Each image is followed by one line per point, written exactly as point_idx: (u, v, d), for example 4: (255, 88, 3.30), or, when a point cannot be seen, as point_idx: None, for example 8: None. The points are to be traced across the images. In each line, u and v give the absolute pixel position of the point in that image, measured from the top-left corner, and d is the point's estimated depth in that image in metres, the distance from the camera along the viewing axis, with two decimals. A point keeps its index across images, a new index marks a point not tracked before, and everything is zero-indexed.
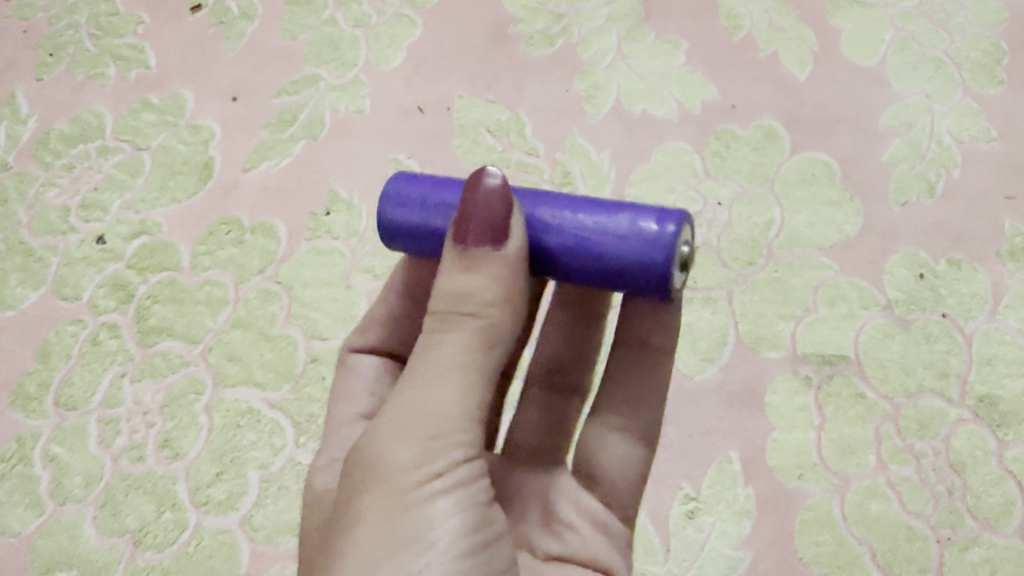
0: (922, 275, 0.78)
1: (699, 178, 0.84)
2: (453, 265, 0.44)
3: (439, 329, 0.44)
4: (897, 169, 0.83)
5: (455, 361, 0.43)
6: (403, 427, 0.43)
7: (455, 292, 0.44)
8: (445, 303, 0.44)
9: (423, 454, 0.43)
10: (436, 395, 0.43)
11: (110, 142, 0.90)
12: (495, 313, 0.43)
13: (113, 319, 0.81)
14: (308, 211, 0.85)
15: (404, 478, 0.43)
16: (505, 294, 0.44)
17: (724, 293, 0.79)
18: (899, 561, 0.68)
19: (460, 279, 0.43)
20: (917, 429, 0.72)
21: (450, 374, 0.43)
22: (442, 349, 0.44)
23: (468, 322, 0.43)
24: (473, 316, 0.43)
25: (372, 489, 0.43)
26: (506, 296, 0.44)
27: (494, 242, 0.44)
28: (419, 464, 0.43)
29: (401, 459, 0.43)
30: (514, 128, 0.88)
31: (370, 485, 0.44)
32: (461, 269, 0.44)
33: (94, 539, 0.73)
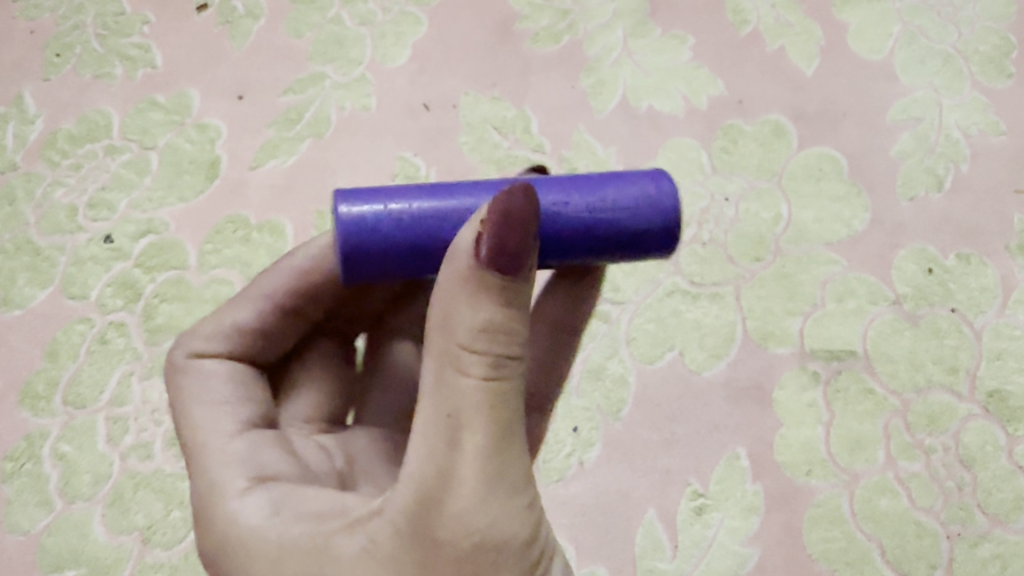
0: (931, 270, 0.78)
1: (706, 174, 0.84)
2: (468, 298, 0.38)
3: (488, 379, 0.38)
4: (905, 164, 0.82)
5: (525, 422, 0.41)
6: (497, 490, 0.38)
7: (499, 329, 0.38)
8: (488, 348, 0.38)
9: (529, 519, 0.40)
10: (515, 453, 0.39)
11: (117, 141, 0.90)
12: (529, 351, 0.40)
13: (121, 318, 0.81)
14: (315, 209, 0.85)
15: (516, 550, 0.39)
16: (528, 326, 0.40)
17: (731, 289, 0.78)
18: (909, 557, 0.68)
19: (495, 313, 0.38)
20: (926, 425, 0.72)
21: (517, 437, 0.39)
22: (505, 402, 0.38)
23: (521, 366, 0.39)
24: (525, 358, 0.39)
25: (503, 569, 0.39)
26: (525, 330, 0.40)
27: (516, 266, 0.38)
28: (526, 528, 0.39)
29: (518, 527, 0.39)
30: (520, 125, 0.88)
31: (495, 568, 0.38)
32: (493, 307, 0.38)
33: (103, 537, 0.73)
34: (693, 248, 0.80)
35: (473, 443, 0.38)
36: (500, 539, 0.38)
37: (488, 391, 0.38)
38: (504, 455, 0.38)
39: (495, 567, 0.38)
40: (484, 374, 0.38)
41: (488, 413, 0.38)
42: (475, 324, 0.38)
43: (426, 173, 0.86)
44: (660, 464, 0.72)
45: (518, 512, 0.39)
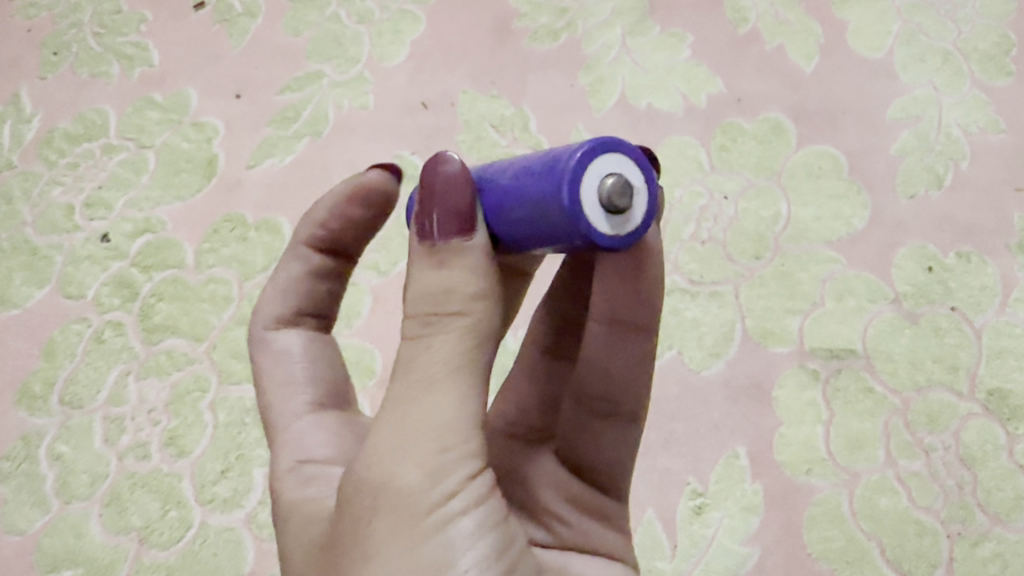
0: (931, 268, 0.77)
1: (705, 172, 0.84)
2: (424, 263, 0.40)
3: (421, 332, 0.39)
4: (905, 162, 0.82)
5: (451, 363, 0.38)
6: (401, 436, 0.38)
7: (435, 288, 0.39)
8: (421, 304, 0.39)
9: (433, 472, 0.38)
10: (434, 403, 0.38)
11: (114, 140, 0.90)
12: (480, 308, 0.39)
13: (118, 317, 0.81)
14: (313, 208, 0.85)
15: (409, 501, 0.38)
16: (492, 285, 0.39)
17: (731, 287, 0.78)
18: (909, 556, 0.67)
19: (435, 273, 0.39)
20: (926, 423, 0.71)
21: (444, 389, 0.38)
22: (432, 355, 0.38)
23: (457, 320, 0.38)
24: (464, 313, 0.38)
25: (383, 516, 0.38)
26: (492, 291, 0.39)
27: (461, 230, 0.40)
28: (430, 484, 0.38)
29: (408, 478, 0.38)
30: (519, 123, 0.87)
31: (377, 515, 0.38)
32: (436, 266, 0.39)
33: (100, 537, 0.72)
34: (692, 246, 0.80)
35: (399, 389, 0.39)
36: (389, 485, 0.38)
37: (416, 345, 0.39)
38: (416, 403, 0.38)
39: (377, 512, 0.38)
40: (418, 328, 0.39)
41: (415, 364, 0.39)
42: (420, 281, 0.39)
43: None
44: (658, 463, 0.72)
45: (416, 463, 0.38)
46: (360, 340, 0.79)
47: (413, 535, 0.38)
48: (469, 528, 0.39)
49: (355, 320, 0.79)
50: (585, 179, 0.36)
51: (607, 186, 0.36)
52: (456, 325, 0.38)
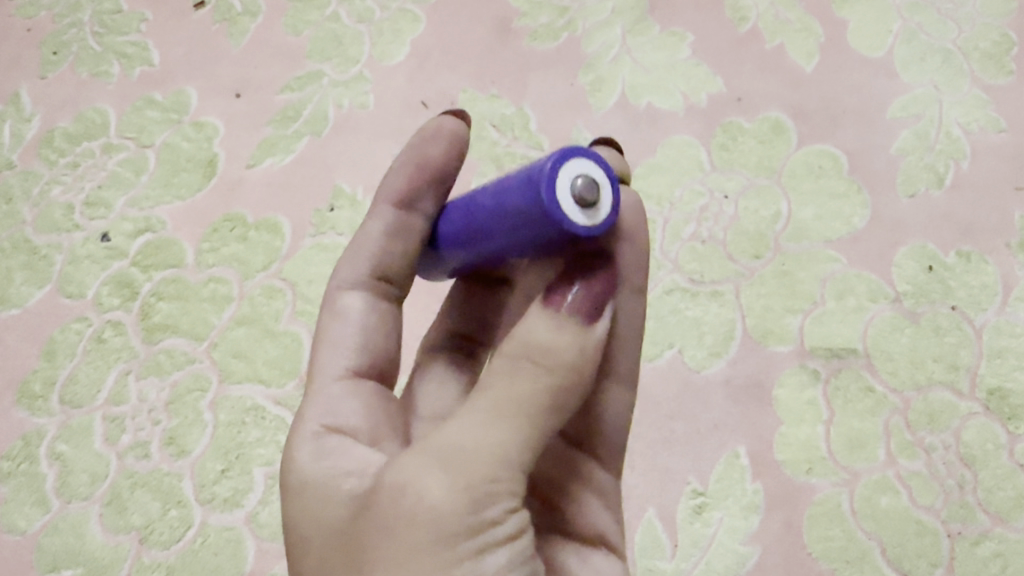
0: (931, 267, 0.77)
1: (705, 172, 0.84)
2: (543, 315, 0.40)
3: (514, 374, 0.39)
4: (905, 161, 0.82)
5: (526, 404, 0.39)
6: (465, 467, 0.38)
7: (541, 341, 0.39)
8: (523, 349, 0.39)
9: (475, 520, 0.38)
10: (503, 451, 0.38)
11: (114, 139, 0.90)
12: (571, 379, 0.39)
13: (118, 317, 0.81)
14: (313, 207, 0.85)
15: (447, 536, 0.38)
16: (586, 366, 0.40)
17: (731, 287, 0.78)
18: (910, 556, 0.67)
19: (550, 329, 0.40)
20: (926, 422, 0.71)
21: (515, 440, 0.39)
22: (517, 403, 0.39)
23: (544, 377, 0.39)
24: (556, 379, 0.39)
25: (421, 535, 0.38)
26: (586, 369, 0.40)
27: (588, 316, 0.41)
28: (470, 510, 0.38)
29: (435, 497, 0.38)
30: (519, 122, 0.87)
31: (412, 532, 0.38)
32: (553, 324, 0.40)
33: (101, 536, 0.72)
34: (692, 245, 0.80)
35: (477, 417, 0.39)
36: (438, 513, 0.38)
37: (507, 383, 0.39)
38: (492, 443, 0.38)
39: (410, 529, 0.38)
40: (515, 368, 0.39)
41: (501, 402, 0.39)
42: (532, 328, 0.40)
43: None
44: (659, 462, 0.72)
45: (454, 487, 0.38)
46: None
47: (437, 571, 0.38)
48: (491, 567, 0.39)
49: None
50: (559, 181, 0.40)
51: (578, 187, 0.40)
52: (544, 383, 0.39)
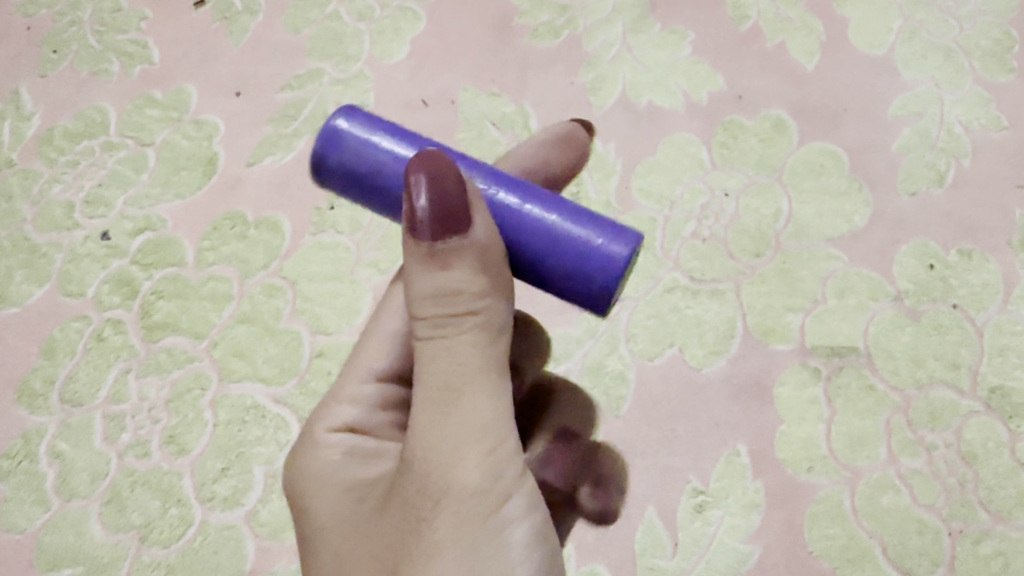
0: (932, 266, 0.77)
1: (706, 170, 0.84)
2: (424, 272, 0.44)
3: (437, 336, 0.45)
4: (906, 159, 0.82)
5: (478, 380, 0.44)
6: (446, 442, 0.44)
7: (442, 294, 0.44)
8: (433, 310, 0.44)
9: (484, 463, 0.44)
10: (469, 406, 0.44)
11: (114, 138, 0.90)
12: (487, 306, 0.45)
13: (118, 315, 0.81)
14: (313, 205, 0.85)
15: (467, 492, 0.44)
16: (488, 283, 0.45)
17: (732, 285, 0.78)
18: (911, 554, 0.67)
19: (438, 279, 0.44)
20: (928, 421, 0.71)
21: (473, 389, 0.44)
22: (455, 358, 0.44)
23: (470, 321, 0.44)
24: (474, 314, 0.44)
25: (443, 510, 0.43)
26: (490, 285, 0.45)
27: (461, 229, 0.44)
28: (482, 485, 0.44)
29: (465, 480, 0.43)
30: (519, 121, 0.87)
31: (440, 513, 0.43)
32: (440, 272, 0.44)
33: (101, 535, 0.72)
34: (693, 244, 0.80)
35: (425, 390, 0.45)
36: (450, 485, 0.43)
37: (437, 348, 0.45)
38: (451, 409, 0.44)
39: (438, 514, 0.43)
40: (433, 331, 0.45)
41: (439, 367, 0.44)
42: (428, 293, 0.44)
43: None
44: (660, 461, 0.71)
45: (472, 466, 0.44)
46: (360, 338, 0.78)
47: (473, 522, 0.44)
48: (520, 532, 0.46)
49: (356, 317, 0.79)
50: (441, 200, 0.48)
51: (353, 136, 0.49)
52: (469, 326, 0.44)
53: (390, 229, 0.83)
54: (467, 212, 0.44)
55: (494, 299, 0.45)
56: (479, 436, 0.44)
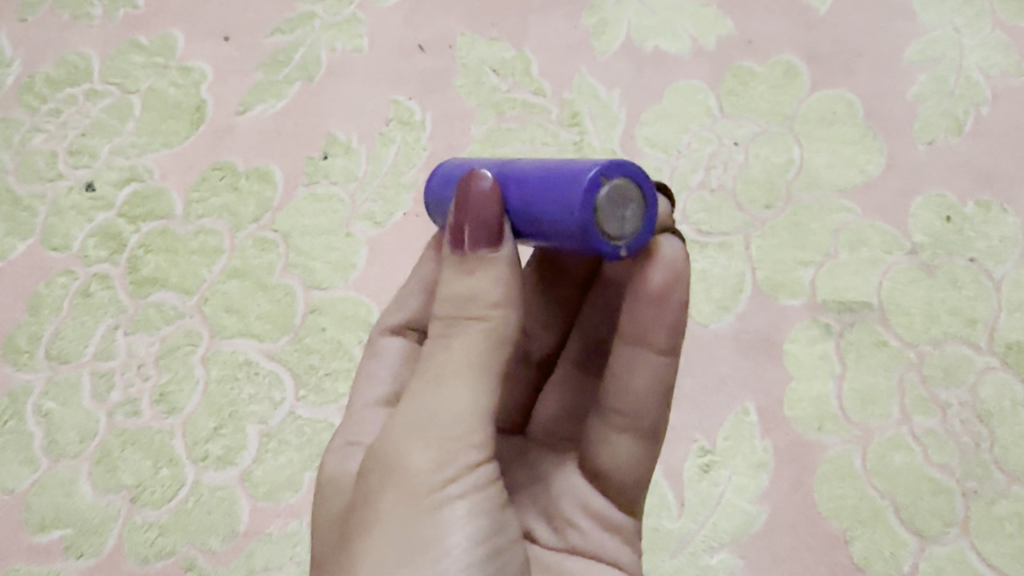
0: (949, 218, 0.75)
1: (714, 118, 0.80)
2: (454, 271, 0.42)
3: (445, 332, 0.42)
4: (922, 107, 0.79)
5: (465, 361, 0.41)
6: (419, 426, 0.41)
7: (460, 295, 0.42)
8: (448, 308, 0.42)
9: (441, 454, 0.40)
10: (447, 395, 0.40)
11: (98, 85, 0.86)
12: (500, 315, 0.41)
13: (105, 270, 0.78)
14: (305, 155, 0.82)
15: (418, 484, 0.40)
16: (511, 295, 0.41)
17: (740, 238, 0.75)
18: (924, 515, 0.64)
19: (462, 281, 0.42)
20: (942, 378, 0.69)
21: (457, 383, 0.40)
22: (454, 354, 0.41)
23: (476, 326, 0.41)
24: (483, 319, 0.41)
25: (391, 487, 0.40)
26: (512, 300, 0.41)
27: (488, 241, 0.41)
28: (436, 467, 0.40)
29: (415, 462, 0.40)
30: (519, 67, 0.83)
31: (388, 488, 0.41)
32: (463, 274, 0.42)
33: (90, 496, 0.69)
34: (701, 195, 0.77)
35: (424, 376, 0.42)
36: (403, 469, 0.40)
37: (445, 340, 0.42)
38: (434, 396, 0.41)
39: (384, 489, 0.41)
40: (444, 326, 0.42)
41: (439, 359, 0.41)
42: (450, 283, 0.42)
43: (421, 119, 0.82)
44: None
45: (424, 448, 0.40)
46: (355, 293, 0.76)
47: (414, 512, 0.40)
48: (462, 512, 0.41)
49: (351, 272, 0.76)
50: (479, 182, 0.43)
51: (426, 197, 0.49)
52: (476, 330, 0.41)
53: (385, 180, 0.80)
54: (479, 218, 0.41)
55: (511, 315, 0.41)
56: (450, 434, 0.40)
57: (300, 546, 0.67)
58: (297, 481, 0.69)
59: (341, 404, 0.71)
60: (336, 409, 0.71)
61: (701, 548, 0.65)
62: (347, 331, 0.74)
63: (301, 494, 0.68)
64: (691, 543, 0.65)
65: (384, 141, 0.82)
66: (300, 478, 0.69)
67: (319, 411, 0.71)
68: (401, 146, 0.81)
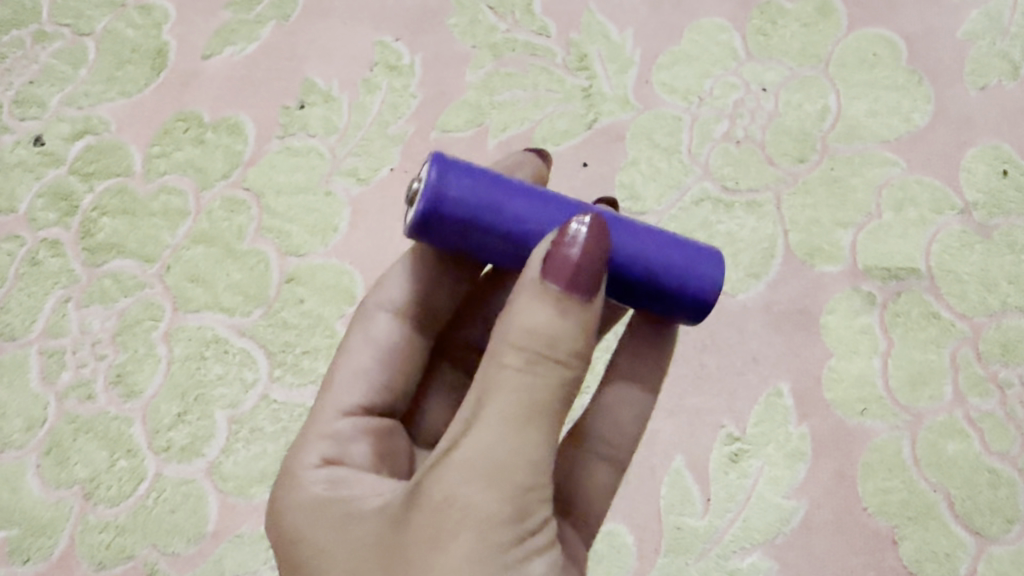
0: (1005, 172, 0.66)
1: (740, 61, 0.71)
2: (532, 303, 0.33)
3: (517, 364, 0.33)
4: (975, 47, 0.70)
5: (547, 402, 0.33)
6: (497, 475, 0.32)
7: (539, 331, 0.33)
8: (523, 340, 0.33)
9: (521, 505, 0.33)
10: (525, 443, 0.33)
11: (48, 26, 0.77)
12: (584, 362, 0.34)
13: (54, 235, 0.69)
14: (279, 104, 0.73)
15: (500, 540, 0.32)
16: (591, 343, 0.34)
17: (771, 196, 0.66)
18: (981, 511, 0.57)
19: (548, 316, 0.33)
20: (1000, 354, 0.61)
21: (535, 429, 0.33)
22: (532, 396, 0.33)
23: (559, 369, 0.33)
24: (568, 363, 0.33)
25: (462, 538, 0.32)
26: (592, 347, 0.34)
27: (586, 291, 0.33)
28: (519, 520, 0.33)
29: (497, 513, 0.32)
30: (520, 4, 0.74)
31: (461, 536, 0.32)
32: (549, 307, 0.33)
33: (38, 492, 0.61)
34: (726, 147, 0.68)
35: (489, 416, 0.33)
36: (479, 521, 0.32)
37: (520, 379, 0.33)
38: (512, 442, 0.32)
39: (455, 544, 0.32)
40: (517, 361, 0.33)
41: (509, 401, 0.33)
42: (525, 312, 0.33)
43: (409, 63, 0.73)
44: (687, 404, 0.61)
45: (507, 498, 0.33)
46: (336, 260, 0.67)
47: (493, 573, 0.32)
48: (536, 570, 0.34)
49: (332, 236, 0.68)
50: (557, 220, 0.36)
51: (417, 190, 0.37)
52: (559, 373, 0.33)
53: (369, 133, 0.71)
54: (587, 272, 0.34)
55: (590, 362, 0.34)
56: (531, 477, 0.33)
57: None
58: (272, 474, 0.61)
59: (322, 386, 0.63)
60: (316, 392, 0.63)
61: (730, 550, 0.57)
62: (328, 304, 0.66)
63: None
64: (718, 544, 0.57)
65: (368, 88, 0.72)
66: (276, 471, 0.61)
67: (297, 395, 0.63)
68: (387, 94, 0.72)
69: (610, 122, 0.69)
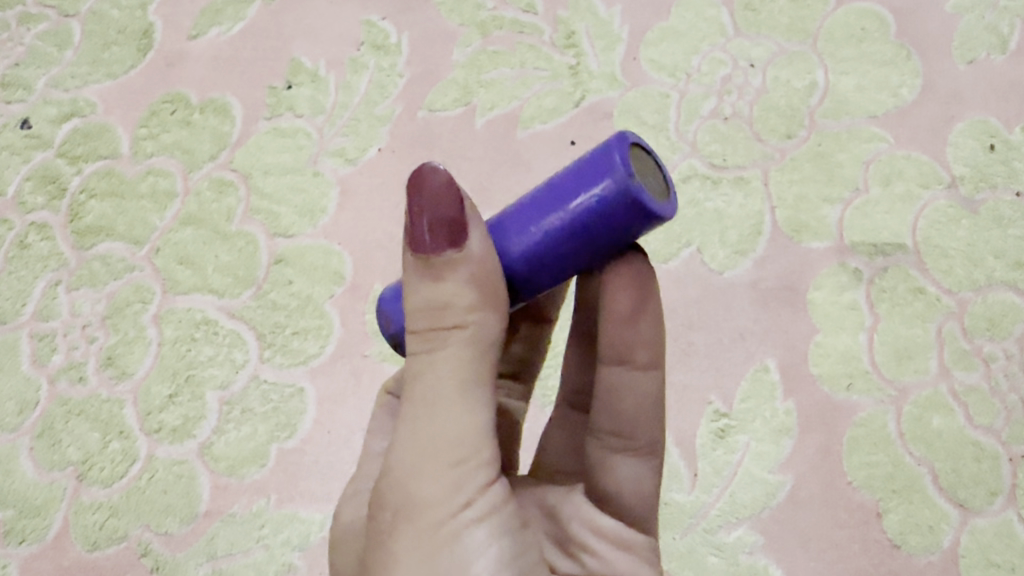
0: (993, 146, 0.66)
1: (727, 37, 0.71)
2: (415, 278, 0.35)
3: (423, 348, 0.35)
4: (962, 21, 0.70)
5: (449, 372, 0.34)
6: (419, 452, 0.35)
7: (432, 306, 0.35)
8: (419, 319, 0.35)
9: (451, 482, 0.35)
10: (442, 418, 0.34)
11: (32, 8, 0.76)
12: (481, 319, 0.34)
13: (43, 218, 0.69)
14: (266, 85, 0.72)
15: (434, 514, 0.35)
16: (490, 294, 0.35)
17: (758, 172, 0.66)
18: (966, 484, 0.58)
19: (429, 290, 0.34)
20: (986, 329, 0.61)
21: (452, 402, 0.34)
22: (436, 374, 0.35)
23: (455, 335, 0.34)
24: (460, 329, 0.34)
25: (403, 532, 0.35)
26: (490, 299, 0.35)
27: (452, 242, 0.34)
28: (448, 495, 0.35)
29: (424, 491, 0.35)
30: None
31: (398, 533, 0.35)
32: (428, 283, 0.34)
33: (32, 473, 0.62)
34: (714, 124, 0.68)
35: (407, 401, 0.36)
36: (407, 509, 0.35)
37: (420, 361, 0.35)
38: (422, 424, 0.35)
39: (401, 524, 0.35)
40: (419, 345, 0.35)
41: (419, 383, 0.35)
42: (414, 294, 0.35)
43: (397, 42, 0.73)
44: (675, 380, 0.62)
45: (433, 476, 0.35)
46: (325, 240, 0.67)
47: (436, 542, 0.35)
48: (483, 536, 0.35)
49: (320, 217, 0.68)
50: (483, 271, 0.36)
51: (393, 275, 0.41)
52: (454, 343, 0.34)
53: (357, 113, 0.71)
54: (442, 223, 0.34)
55: (493, 310, 0.35)
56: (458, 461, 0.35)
57: (267, 527, 0.60)
58: (263, 454, 0.62)
59: (312, 367, 0.64)
60: (306, 372, 0.64)
61: (716, 525, 0.58)
62: (316, 285, 0.66)
63: (268, 469, 0.61)
64: (705, 519, 0.58)
65: (356, 67, 0.72)
66: (267, 452, 0.62)
67: (286, 375, 0.64)
68: (374, 73, 0.72)
69: (598, 100, 0.69)
